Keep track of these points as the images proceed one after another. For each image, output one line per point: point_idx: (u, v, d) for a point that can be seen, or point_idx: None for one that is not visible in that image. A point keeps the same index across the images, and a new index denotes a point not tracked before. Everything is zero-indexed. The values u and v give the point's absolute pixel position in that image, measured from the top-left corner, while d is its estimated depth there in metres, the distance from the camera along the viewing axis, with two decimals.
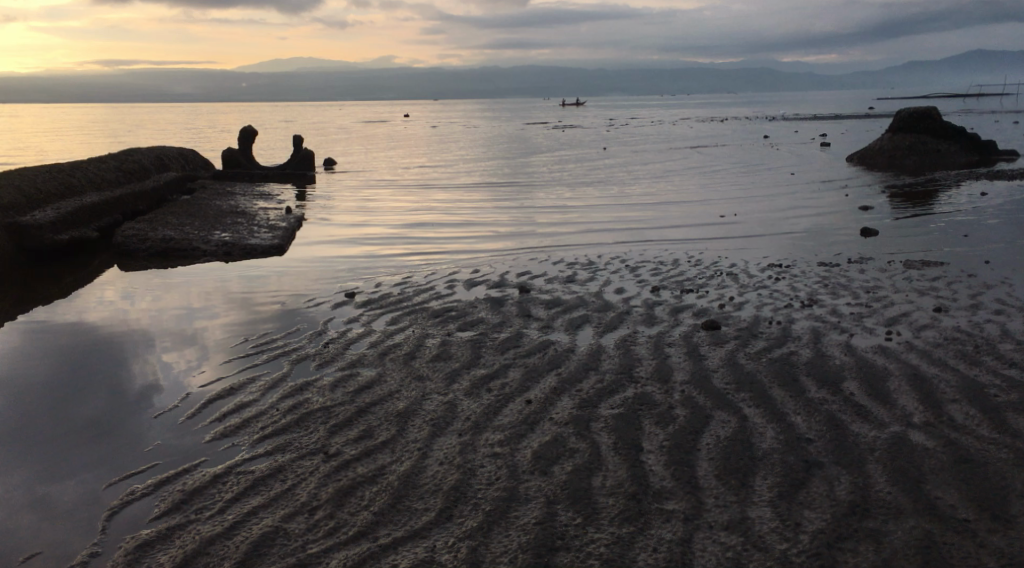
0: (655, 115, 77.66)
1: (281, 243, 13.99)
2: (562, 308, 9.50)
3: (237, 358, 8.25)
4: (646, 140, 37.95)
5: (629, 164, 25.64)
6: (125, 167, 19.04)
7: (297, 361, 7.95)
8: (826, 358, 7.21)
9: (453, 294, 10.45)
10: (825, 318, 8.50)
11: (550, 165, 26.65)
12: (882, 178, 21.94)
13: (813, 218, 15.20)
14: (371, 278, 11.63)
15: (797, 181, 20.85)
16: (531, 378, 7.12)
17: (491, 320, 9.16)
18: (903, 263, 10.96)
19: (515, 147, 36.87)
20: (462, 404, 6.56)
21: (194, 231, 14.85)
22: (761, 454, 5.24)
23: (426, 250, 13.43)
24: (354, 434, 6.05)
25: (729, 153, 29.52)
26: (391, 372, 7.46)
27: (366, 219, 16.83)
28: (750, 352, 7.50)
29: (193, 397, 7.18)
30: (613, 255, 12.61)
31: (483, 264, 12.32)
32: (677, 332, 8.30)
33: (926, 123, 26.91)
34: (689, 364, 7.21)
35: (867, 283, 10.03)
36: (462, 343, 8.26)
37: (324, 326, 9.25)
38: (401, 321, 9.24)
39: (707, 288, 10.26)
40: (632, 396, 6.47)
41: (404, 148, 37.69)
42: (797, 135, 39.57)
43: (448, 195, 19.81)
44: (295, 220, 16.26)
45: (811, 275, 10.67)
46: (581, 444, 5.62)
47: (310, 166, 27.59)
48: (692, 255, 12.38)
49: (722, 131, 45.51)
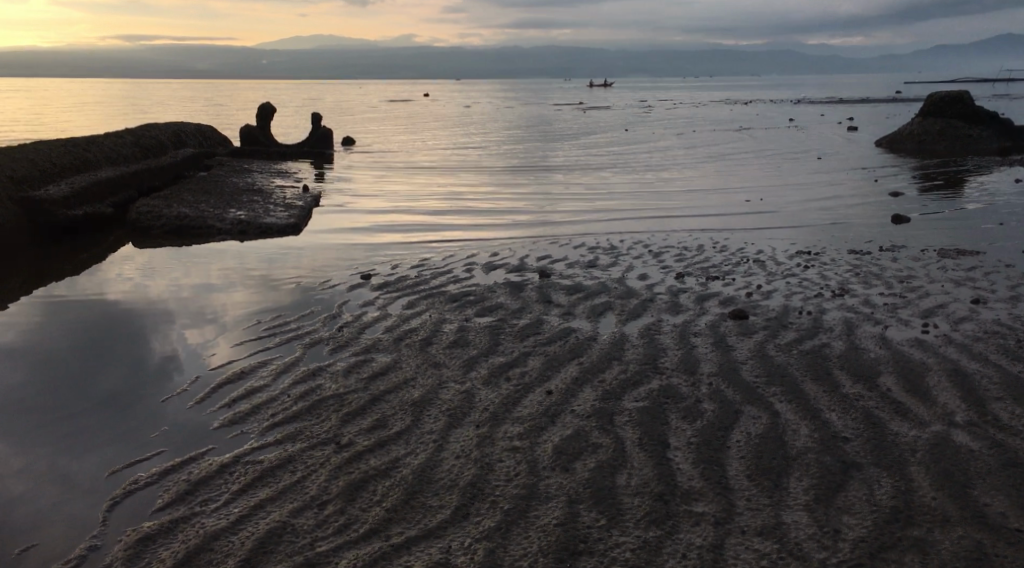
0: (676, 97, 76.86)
1: (297, 223, 13.79)
2: (583, 294, 9.24)
3: (249, 340, 8.06)
4: (668, 124, 37.40)
5: (651, 149, 25.23)
6: (142, 143, 18.94)
7: (311, 345, 7.75)
8: (860, 351, 6.89)
9: (471, 278, 10.21)
10: (857, 309, 8.17)
11: (570, 148, 26.27)
12: (911, 164, 21.39)
13: (842, 205, 14.80)
14: (388, 260, 11.40)
15: (823, 167, 20.38)
16: (551, 367, 6.88)
17: (510, 305, 8.93)
18: (937, 251, 10.57)
19: (535, 129, 36.45)
20: (480, 393, 6.33)
21: (210, 208, 14.69)
22: (794, 454, 4.96)
23: (444, 233, 13.17)
24: (368, 424, 5.84)
25: (753, 137, 28.97)
26: (408, 359, 7.25)
27: (384, 199, 16.59)
28: (780, 343, 7.20)
29: (203, 380, 7.00)
30: (635, 239, 12.31)
31: (503, 247, 12.05)
32: (702, 321, 8.01)
33: (958, 108, 26.19)
34: (716, 356, 6.93)
35: (901, 272, 9.66)
36: (480, 329, 8.03)
37: (338, 308, 9.04)
38: (418, 305, 9.02)
39: (733, 275, 9.95)
40: (657, 389, 6.21)
41: (422, 128, 37.41)
42: (823, 119, 38.82)
43: (468, 176, 19.53)
44: (312, 199, 16.05)
45: (842, 263, 10.32)
46: (604, 439, 5.37)
47: (329, 145, 27.39)
48: (717, 241, 12.06)
49: (746, 114, 44.81)
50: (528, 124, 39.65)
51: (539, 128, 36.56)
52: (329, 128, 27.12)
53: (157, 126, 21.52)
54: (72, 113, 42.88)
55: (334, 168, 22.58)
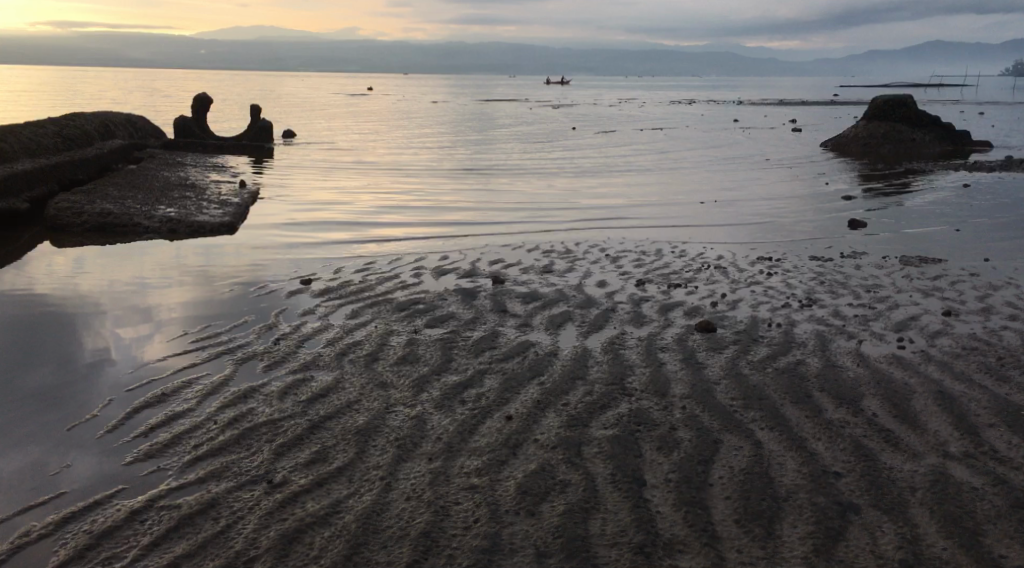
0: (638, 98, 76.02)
1: (232, 220, 12.87)
2: (541, 303, 8.68)
3: (174, 353, 7.23)
4: (616, 125, 37.26)
5: (602, 151, 24.89)
6: (64, 133, 17.69)
7: (242, 362, 6.97)
8: (838, 369, 6.48)
9: (420, 284, 9.53)
10: (828, 321, 7.80)
11: (520, 148, 25.73)
12: (859, 167, 21.48)
13: (796, 210, 14.61)
14: (330, 262, 10.64)
15: (774, 171, 20.32)
16: (511, 388, 6.28)
17: (463, 315, 8.30)
18: (899, 259, 10.34)
19: (482, 126, 35.86)
20: (432, 420, 5.70)
21: (136, 204, 13.64)
22: (785, 493, 4.48)
23: (390, 234, 12.44)
24: (305, 457, 5.14)
25: (701, 140, 28.90)
26: (351, 378, 6.55)
27: (326, 196, 15.74)
28: (753, 360, 6.74)
29: (118, 403, 6.17)
30: (591, 243, 11.83)
31: (453, 251, 11.40)
32: (669, 334, 7.52)
33: (903, 111, 26.43)
34: (687, 375, 6.43)
35: (865, 280, 9.38)
36: (431, 343, 7.38)
37: (275, 318, 8.25)
38: (362, 315, 8.30)
39: (696, 283, 9.51)
40: (627, 415, 5.66)
41: (365, 124, 36.42)
42: (768, 121, 39.15)
43: (414, 175, 18.79)
44: (249, 195, 15.13)
45: (805, 270, 10.00)
46: (573, 476, 4.80)
47: (269, 139, 26.28)
48: (675, 245, 11.65)
49: (690, 115, 45.19)
50: (474, 122, 38.97)
51: (486, 126, 35.96)
52: (269, 120, 26.02)
53: (83, 114, 20.21)
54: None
55: (275, 162, 21.57)
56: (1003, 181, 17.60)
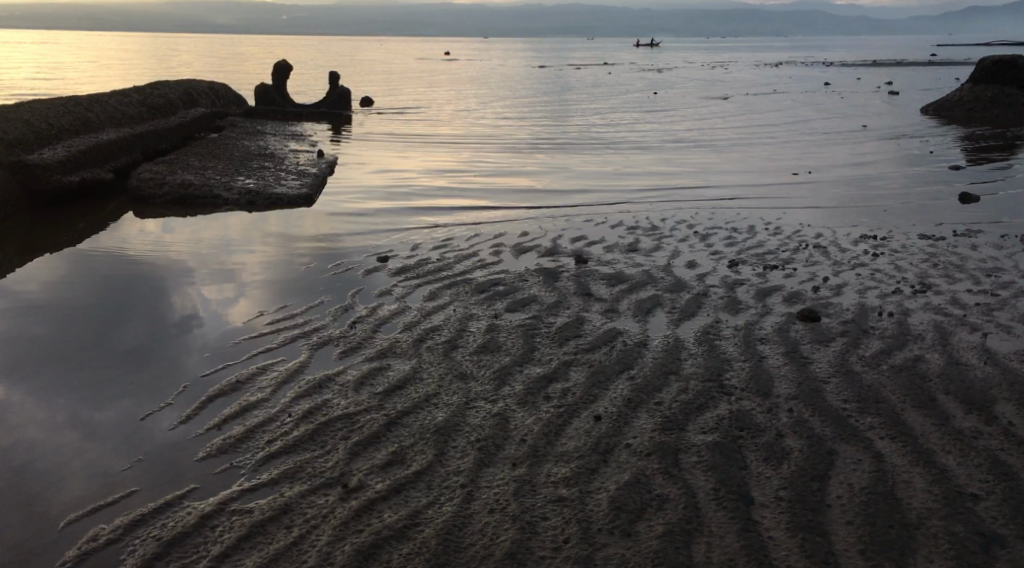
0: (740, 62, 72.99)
1: (310, 192, 12.73)
2: (627, 286, 8.22)
3: (249, 335, 7.10)
4: (698, 90, 35.86)
5: (685, 119, 23.89)
6: (149, 102, 17.95)
7: (318, 347, 6.77)
8: (964, 366, 5.81)
9: (500, 264, 9.17)
10: (947, 310, 7.08)
11: (598, 117, 24.95)
12: (965, 133, 19.92)
13: (899, 181, 13.56)
14: (407, 237, 10.37)
15: (872, 138, 19.06)
16: (599, 382, 5.89)
17: (545, 298, 7.91)
18: (1020, 238, 9.38)
19: (558, 94, 35.04)
20: (515, 418, 5.37)
21: (217, 176, 13.67)
22: (915, 519, 3.97)
23: (466, 207, 12.09)
24: (382, 459, 4.93)
25: (790, 106, 27.45)
26: (430, 367, 6.27)
27: (402, 167, 15.49)
28: (864, 355, 6.13)
29: (193, 389, 6.08)
30: (677, 219, 11.24)
31: (532, 227, 10.97)
32: (768, 324, 6.97)
33: (1013, 73, 24.32)
34: (791, 372, 5.90)
35: (985, 263, 8.52)
36: (512, 330, 7.03)
37: (352, 299, 8.02)
38: (440, 297, 8.00)
39: (794, 265, 8.85)
40: (727, 419, 5.20)
41: (441, 91, 36.08)
42: (861, 85, 36.98)
43: (489, 146, 18.35)
44: (326, 166, 15.02)
45: (915, 250, 9.19)
46: (670, 490, 4.41)
47: (347, 107, 26.26)
48: (768, 222, 10.94)
49: (776, 79, 43.14)
50: (551, 88, 38.13)
51: (563, 93, 35.13)
52: (347, 88, 25.98)
53: (167, 83, 20.50)
54: (85, 67, 41.88)
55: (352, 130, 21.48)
56: None
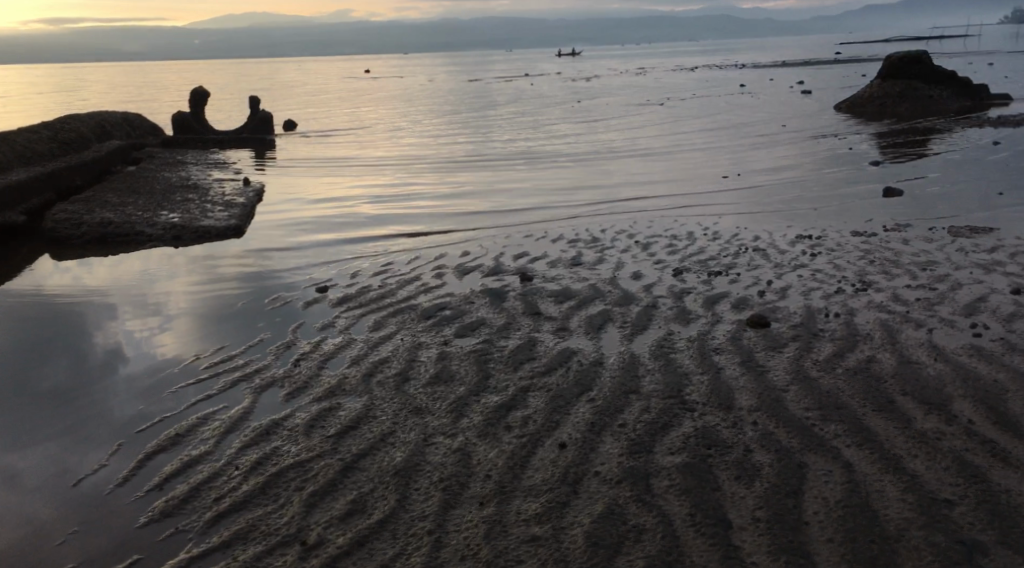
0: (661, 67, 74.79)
1: (238, 223, 12.25)
2: (575, 303, 8.11)
3: (187, 382, 6.70)
4: (621, 98, 36.37)
5: (611, 128, 24.12)
6: (59, 137, 17.09)
7: (262, 390, 6.40)
8: (916, 364, 5.88)
9: (443, 287, 8.95)
10: (891, 307, 7.20)
11: (526, 130, 24.98)
12: (879, 128, 20.67)
13: (825, 180, 13.90)
14: (344, 264, 10.05)
15: (793, 138, 19.58)
16: (559, 407, 5.74)
17: (494, 321, 7.73)
18: (947, 230, 9.68)
19: (484, 107, 35.00)
20: (478, 452, 5.16)
21: (138, 211, 13.04)
22: (893, 532, 3.95)
23: (402, 229, 11.81)
24: (342, 509, 4.66)
25: (712, 110, 28.03)
26: (383, 403, 6.01)
27: (333, 191, 15.11)
28: (819, 359, 6.15)
29: (130, 446, 5.67)
30: (617, 229, 11.23)
31: (472, 245, 10.79)
32: (720, 333, 6.94)
33: (918, 68, 25.40)
34: (749, 382, 5.87)
35: (918, 256, 8.73)
36: (464, 356, 6.82)
37: (293, 334, 7.67)
38: (386, 326, 7.73)
39: (737, 270, 8.90)
40: (693, 437, 5.12)
41: (365, 110, 35.60)
42: (777, 85, 38.11)
43: (420, 165, 18.09)
44: (253, 193, 14.52)
45: (850, 248, 9.37)
46: (646, 519, 4.28)
47: (269, 130, 25.60)
48: (706, 228, 11.03)
49: (696, 83, 44.12)
50: (476, 102, 38.10)
51: (487, 107, 35.13)
52: (268, 111, 25.33)
53: (78, 116, 19.60)
54: None
55: (277, 155, 20.92)
56: None
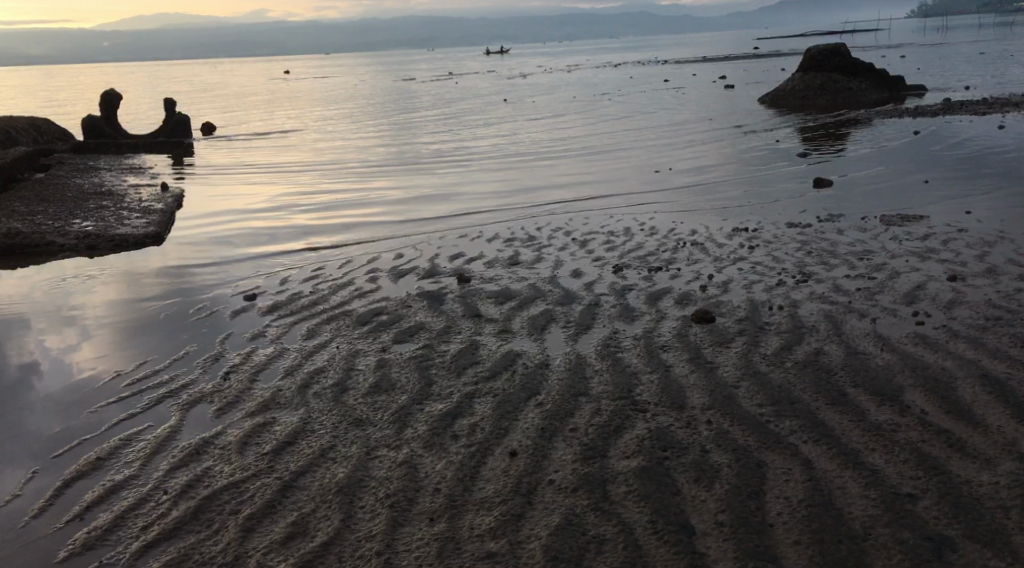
0: (587, 64, 75.66)
1: (158, 230, 11.58)
2: (516, 303, 7.87)
3: (106, 401, 6.16)
4: (549, 97, 36.43)
5: (542, 128, 24.02)
6: None
7: (189, 405, 5.94)
8: (864, 355, 5.87)
9: (379, 291, 8.59)
10: (832, 297, 7.21)
11: (456, 130, 24.69)
12: (802, 121, 21.15)
13: (756, 173, 14.07)
14: (274, 271, 9.56)
15: (721, 133, 19.85)
16: (506, 413, 5.48)
17: (434, 325, 7.42)
18: (879, 219, 9.84)
19: (412, 108, 34.52)
20: (425, 465, 4.86)
21: (47, 220, 12.19)
22: (862, 531, 3.86)
23: (334, 234, 11.39)
24: (280, 533, 4.31)
25: (640, 107, 28.27)
26: (319, 415, 5.63)
27: (258, 198, 14.51)
28: (767, 353, 6.07)
29: (45, 474, 5.15)
30: (555, 227, 11.05)
31: (407, 247, 10.45)
32: (666, 330, 6.81)
33: (836, 61, 26.17)
34: (700, 379, 5.73)
35: (854, 246, 8.83)
36: (403, 363, 6.49)
37: (221, 345, 7.19)
38: (320, 334, 7.32)
39: (677, 265, 8.82)
40: (648, 439, 4.93)
41: (289, 112, 34.67)
42: (700, 80, 38.81)
43: (349, 168, 17.60)
44: (173, 200, 13.81)
45: (786, 239, 9.42)
46: (607, 529, 4.07)
47: (188, 134, 24.58)
48: (643, 223, 10.96)
49: (621, 80, 44.61)
50: (403, 103, 37.56)
51: (414, 107, 34.66)
52: (186, 114, 24.32)
53: None
54: None
55: (197, 160, 20.06)
56: (951, 124, 17.41)
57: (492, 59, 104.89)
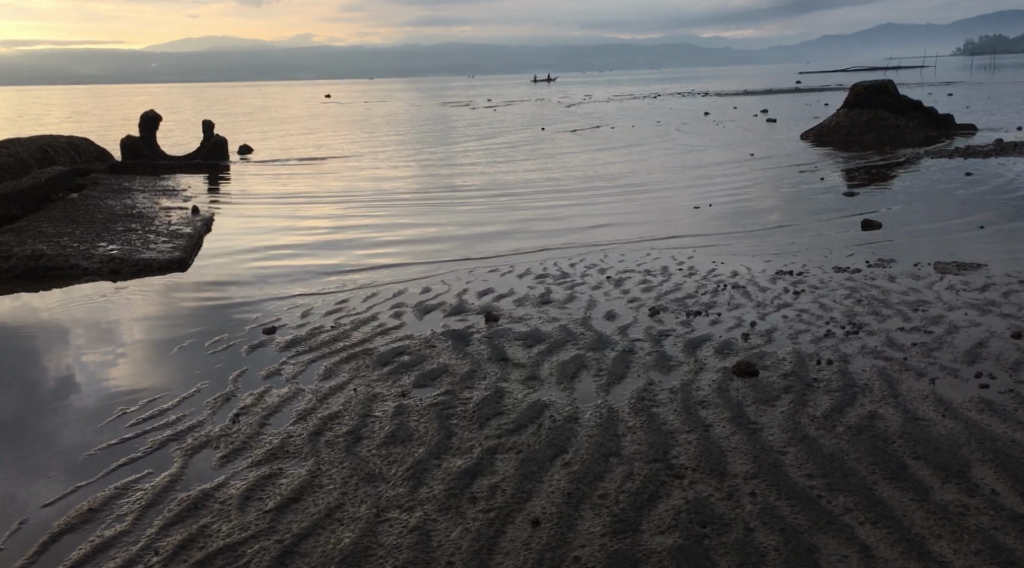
0: (624, 94, 75.56)
1: (184, 256, 11.42)
2: (545, 347, 7.48)
3: (108, 443, 5.87)
4: (587, 127, 36.21)
5: (578, 159, 23.74)
6: None
7: (194, 451, 5.62)
8: (923, 420, 5.36)
9: (403, 328, 8.26)
10: (886, 353, 6.70)
11: (491, 160, 24.50)
12: (846, 158, 20.60)
13: (798, 212, 13.58)
14: (297, 302, 9.30)
15: (761, 169, 19.35)
16: (530, 473, 5.08)
17: (458, 367, 7.05)
18: (933, 266, 9.29)
19: (448, 136, 34.50)
20: (438, 533, 4.48)
21: (74, 243, 12.12)
22: None
23: (361, 262, 11.13)
24: None
25: (678, 139, 27.88)
26: (329, 468, 5.27)
27: (288, 222, 14.35)
28: (816, 415, 5.58)
29: (36, 524, 4.86)
30: (588, 264, 10.67)
31: (435, 280, 10.15)
32: (705, 383, 6.35)
33: (884, 97, 25.59)
34: (742, 442, 5.27)
35: (908, 295, 8.29)
36: (423, 411, 6.11)
37: (234, 384, 6.86)
38: (338, 373, 6.99)
39: (717, 309, 8.36)
40: (684, 511, 4.50)
41: (326, 136, 34.88)
42: (742, 113, 38.28)
43: (381, 197, 17.43)
44: (203, 224, 13.70)
45: (834, 285, 8.92)
46: None
47: (224, 156, 24.73)
48: (681, 262, 10.53)
49: (660, 111, 44.24)
50: (441, 131, 37.61)
51: (449, 135, 34.65)
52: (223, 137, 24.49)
53: (18, 141, 18.58)
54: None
55: (231, 184, 20.08)
56: (1004, 165, 16.73)
57: (530, 88, 105.31)
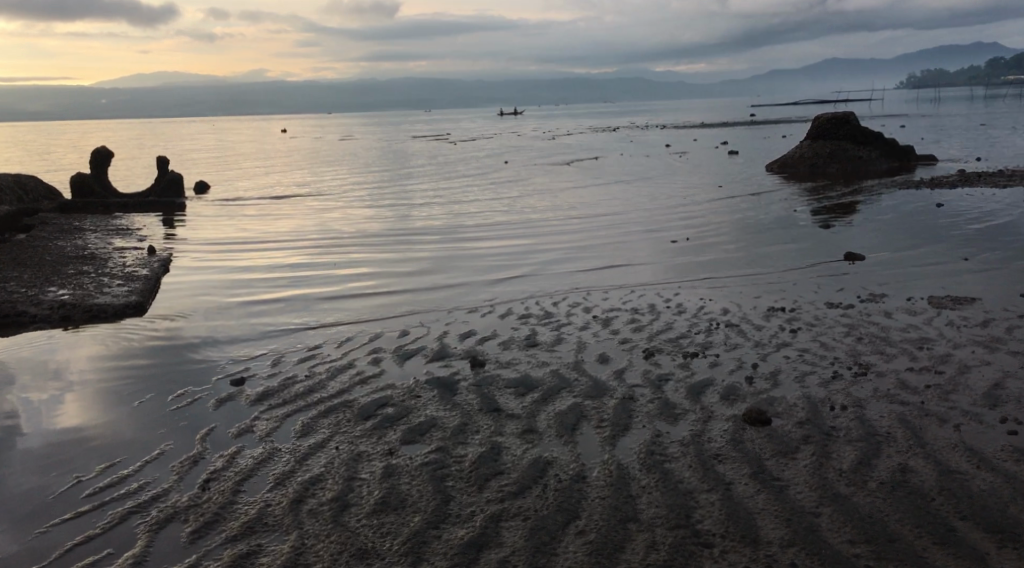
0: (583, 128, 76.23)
1: (141, 300, 10.74)
2: (539, 395, 7.00)
3: (61, 516, 5.20)
4: (550, 161, 36.12)
5: (545, 196, 23.51)
6: None
7: (160, 527, 5.00)
8: (959, 473, 5.01)
9: (383, 376, 7.70)
10: (901, 396, 6.37)
11: (458, 197, 24.12)
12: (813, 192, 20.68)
13: (776, 247, 13.42)
14: (267, 350, 8.69)
15: (731, 204, 19.27)
16: (543, 546, 4.59)
17: (448, 420, 6.52)
18: (928, 300, 9.08)
19: (410, 171, 34.05)
20: None
21: (21, 287, 11.35)
22: None
23: (332, 308, 10.57)
24: None
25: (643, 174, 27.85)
26: (315, 543, 4.73)
27: (252, 267, 13.73)
28: (843, 469, 5.19)
29: None
30: (570, 302, 10.26)
31: (413, 323, 9.63)
32: (717, 433, 5.93)
33: (846, 129, 25.90)
34: (769, 501, 4.86)
35: (909, 332, 8.02)
36: (414, 471, 5.57)
37: (202, 444, 6.22)
38: (317, 430, 6.40)
39: (714, 350, 7.98)
40: None
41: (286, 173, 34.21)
42: (702, 147, 38.59)
43: (347, 238, 16.87)
44: (161, 265, 13.02)
45: (830, 322, 8.63)
46: None
47: (181, 194, 23.94)
48: (667, 299, 10.18)
49: (620, 145, 44.44)
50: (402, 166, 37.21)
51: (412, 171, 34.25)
52: (179, 174, 23.72)
53: None
54: None
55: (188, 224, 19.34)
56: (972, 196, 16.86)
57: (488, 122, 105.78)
